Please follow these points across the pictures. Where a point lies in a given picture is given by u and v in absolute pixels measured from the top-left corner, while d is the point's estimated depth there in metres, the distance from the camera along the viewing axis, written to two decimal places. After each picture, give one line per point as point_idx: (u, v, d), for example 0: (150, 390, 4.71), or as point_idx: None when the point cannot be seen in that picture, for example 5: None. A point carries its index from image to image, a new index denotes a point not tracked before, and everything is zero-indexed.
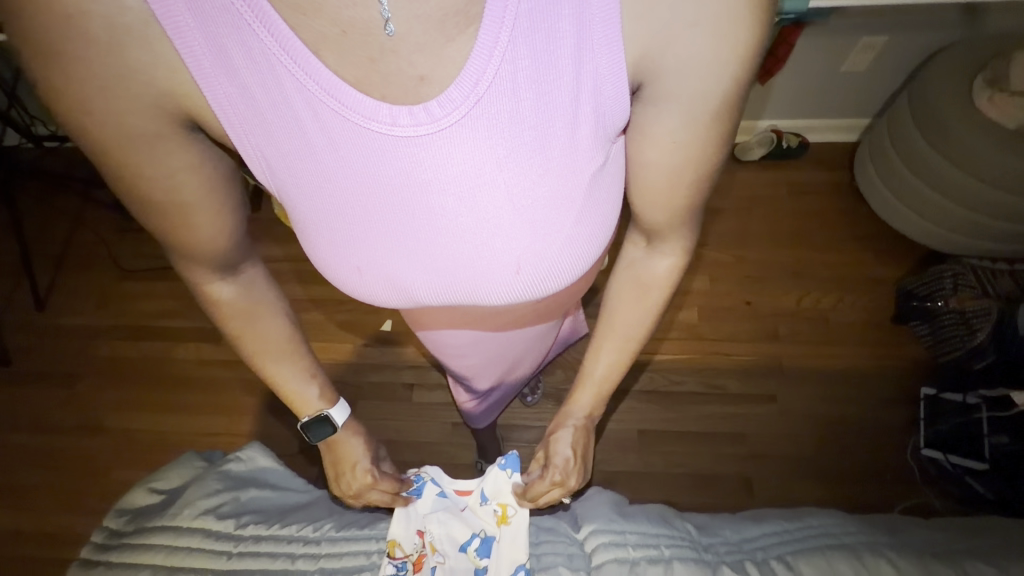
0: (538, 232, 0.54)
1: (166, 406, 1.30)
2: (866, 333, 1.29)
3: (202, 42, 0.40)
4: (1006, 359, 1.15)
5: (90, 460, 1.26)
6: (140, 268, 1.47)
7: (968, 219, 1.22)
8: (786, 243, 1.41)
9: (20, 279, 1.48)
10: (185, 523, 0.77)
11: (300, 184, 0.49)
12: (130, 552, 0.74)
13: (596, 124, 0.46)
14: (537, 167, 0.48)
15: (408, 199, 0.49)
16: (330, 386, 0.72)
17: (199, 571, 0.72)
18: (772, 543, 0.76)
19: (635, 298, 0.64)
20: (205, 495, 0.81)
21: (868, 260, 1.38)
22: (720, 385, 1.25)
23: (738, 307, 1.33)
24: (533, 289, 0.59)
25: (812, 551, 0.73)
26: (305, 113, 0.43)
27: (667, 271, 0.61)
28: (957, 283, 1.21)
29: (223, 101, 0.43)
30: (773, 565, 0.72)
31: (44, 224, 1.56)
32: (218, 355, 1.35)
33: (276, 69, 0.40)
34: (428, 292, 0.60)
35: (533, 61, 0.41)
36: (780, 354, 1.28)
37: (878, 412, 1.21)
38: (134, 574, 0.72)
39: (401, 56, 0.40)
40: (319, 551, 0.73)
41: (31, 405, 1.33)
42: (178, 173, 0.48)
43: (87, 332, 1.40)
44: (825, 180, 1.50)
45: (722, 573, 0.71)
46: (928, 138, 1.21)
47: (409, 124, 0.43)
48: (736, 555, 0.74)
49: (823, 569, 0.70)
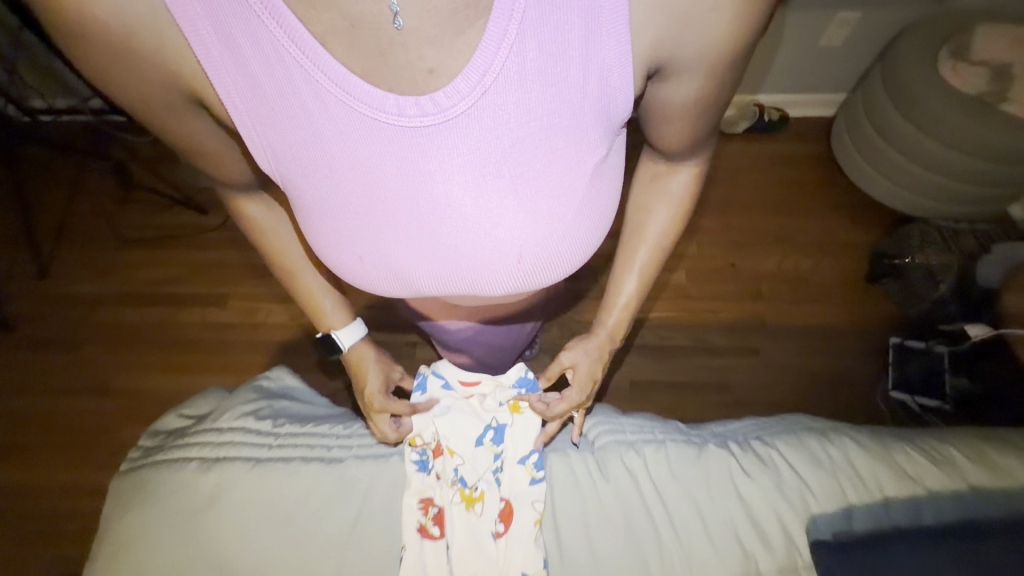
0: (540, 221, 0.56)
1: (175, 366, 1.34)
2: (842, 292, 1.38)
3: (212, 31, 0.43)
4: (964, 306, 1.26)
5: (104, 420, 1.30)
6: (143, 237, 1.50)
7: (936, 183, 1.31)
8: (768, 210, 1.49)
9: (21, 247, 1.50)
10: (226, 424, 0.87)
11: (304, 172, 0.52)
12: (175, 449, 0.84)
13: (600, 113, 0.49)
14: (542, 158, 0.51)
15: (415, 188, 0.51)
16: (347, 304, 0.77)
17: (244, 459, 0.83)
18: (752, 430, 0.91)
19: (657, 210, 0.67)
20: (241, 403, 0.91)
21: (845, 226, 1.46)
22: (707, 340, 1.33)
23: (724, 269, 1.41)
24: (533, 278, 0.62)
25: (786, 433, 0.89)
26: (313, 103, 0.46)
27: (682, 185, 0.65)
28: (925, 242, 1.31)
29: (229, 88, 0.47)
30: (753, 444, 0.86)
31: (46, 195, 1.58)
32: (225, 317, 1.39)
33: (286, 61, 0.44)
34: (428, 282, 0.61)
35: (540, 51, 0.43)
36: (763, 312, 1.36)
37: (852, 363, 1.31)
38: (182, 466, 0.82)
39: (411, 50, 0.43)
40: (352, 442, 0.86)
41: (39, 368, 1.36)
42: (201, 138, 0.56)
43: (92, 298, 1.43)
44: (805, 152, 1.58)
45: (706, 450, 0.85)
46: (900, 110, 1.29)
47: (416, 115, 0.46)
48: (721, 436, 0.88)
49: (795, 444, 0.86)
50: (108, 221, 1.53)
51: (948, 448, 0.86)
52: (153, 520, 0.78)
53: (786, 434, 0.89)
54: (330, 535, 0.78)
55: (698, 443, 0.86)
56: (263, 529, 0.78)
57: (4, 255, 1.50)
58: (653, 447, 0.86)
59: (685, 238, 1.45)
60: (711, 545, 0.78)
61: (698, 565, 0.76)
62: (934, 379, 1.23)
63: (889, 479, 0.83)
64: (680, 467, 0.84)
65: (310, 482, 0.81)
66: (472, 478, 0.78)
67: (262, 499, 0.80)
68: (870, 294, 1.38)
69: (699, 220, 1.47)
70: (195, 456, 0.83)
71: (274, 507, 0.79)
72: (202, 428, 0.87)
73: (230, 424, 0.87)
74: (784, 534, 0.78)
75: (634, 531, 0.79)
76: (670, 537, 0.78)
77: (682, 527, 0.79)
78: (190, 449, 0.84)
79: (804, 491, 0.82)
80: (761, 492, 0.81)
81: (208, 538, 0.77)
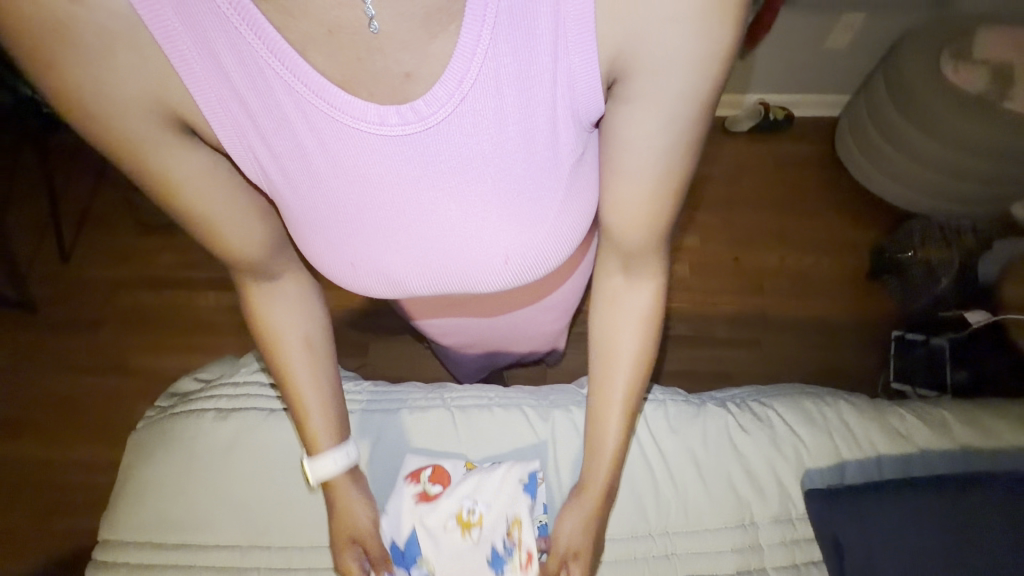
0: (524, 223, 0.59)
1: (194, 348, 1.44)
2: (843, 289, 1.41)
3: (192, 47, 0.46)
4: (964, 300, 1.29)
5: (124, 394, 1.40)
6: (158, 224, 1.57)
7: (937, 182, 1.34)
8: (770, 207, 1.51)
9: (46, 235, 1.60)
10: (241, 378, 0.96)
11: (291, 180, 0.55)
12: (194, 403, 0.94)
13: (571, 117, 0.50)
14: (521, 161, 0.53)
15: (401, 194, 0.55)
16: (338, 425, 0.78)
17: (259, 408, 0.92)
18: (749, 394, 1.02)
19: (625, 327, 0.69)
20: (256, 360, 1.00)
21: (846, 224, 1.49)
22: (709, 331, 1.36)
23: (726, 263, 1.43)
24: (523, 275, 0.66)
25: (782, 396, 1.00)
26: (295, 113, 0.49)
27: (647, 296, 0.66)
28: (926, 238, 1.33)
29: (211, 102, 0.49)
30: (750, 405, 0.97)
31: (70, 184, 1.67)
32: (241, 301, 1.46)
33: (265, 71, 0.46)
34: (418, 280, 0.66)
35: (512, 55, 0.45)
36: (765, 307, 1.39)
37: (854, 357, 1.34)
38: (201, 415, 0.92)
39: (388, 54, 0.45)
40: (363, 390, 0.99)
41: (65, 348, 1.45)
42: (190, 177, 0.55)
43: (111, 284, 1.52)
44: (808, 152, 1.61)
45: (705, 408, 0.96)
46: (902, 112, 1.32)
47: (396, 123, 0.49)
48: (718, 399, 0.99)
49: (788, 402, 0.98)
50: (127, 211, 1.62)
51: (936, 410, 0.98)
52: (176, 459, 0.89)
53: (784, 397, 0.99)
54: None
55: (697, 403, 0.97)
56: (275, 468, 0.87)
57: (31, 242, 1.60)
58: (654, 405, 0.96)
59: (687, 233, 1.47)
60: (708, 493, 0.88)
61: (692, 515, 0.87)
62: (933, 372, 1.23)
63: (877, 434, 0.94)
64: (681, 424, 0.94)
65: None
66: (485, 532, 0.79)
67: (275, 442, 0.89)
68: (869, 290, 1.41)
69: (698, 215, 1.50)
70: (213, 407, 0.93)
71: (286, 449, 0.88)
72: (219, 382, 0.96)
73: (247, 377, 0.96)
74: (778, 484, 0.90)
75: (640, 483, 0.89)
76: (671, 484, 0.89)
77: (683, 477, 0.89)
78: (209, 400, 0.94)
79: (797, 446, 0.93)
80: (757, 446, 0.92)
81: (230, 477, 0.87)
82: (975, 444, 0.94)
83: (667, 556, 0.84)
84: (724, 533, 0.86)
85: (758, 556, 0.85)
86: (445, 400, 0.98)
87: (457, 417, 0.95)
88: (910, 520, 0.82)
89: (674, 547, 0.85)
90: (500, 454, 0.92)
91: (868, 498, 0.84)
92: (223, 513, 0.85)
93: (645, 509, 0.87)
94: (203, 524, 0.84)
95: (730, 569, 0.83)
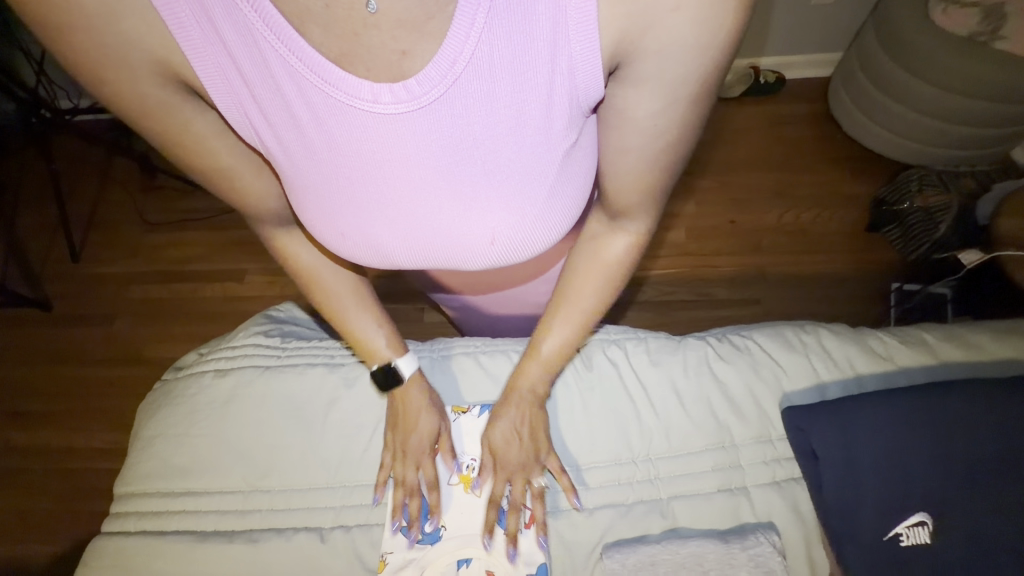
0: (514, 204, 0.57)
1: (189, 335, 1.62)
2: (842, 243, 1.54)
3: (190, 14, 0.44)
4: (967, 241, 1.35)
5: (131, 382, 1.57)
6: (163, 221, 1.81)
7: (938, 128, 1.43)
8: (768, 168, 1.67)
9: (56, 239, 1.80)
10: (240, 341, 0.99)
11: (288, 152, 0.54)
12: (195, 367, 0.97)
13: (569, 100, 0.48)
14: (513, 143, 0.51)
15: (391, 171, 0.54)
16: (399, 339, 0.86)
17: (257, 368, 0.95)
18: (731, 329, 1.03)
19: (596, 278, 0.71)
20: (255, 324, 1.03)
21: (845, 178, 1.63)
22: (709, 292, 1.50)
23: (723, 226, 1.59)
24: (508, 255, 0.64)
25: (766, 327, 1.00)
26: (289, 85, 0.47)
27: (623, 249, 0.68)
28: (924, 185, 1.44)
29: (207, 69, 0.48)
30: (731, 338, 0.98)
31: (98, 188, 1.90)
32: (242, 291, 1.66)
33: (260, 43, 0.44)
34: (405, 257, 0.64)
35: (507, 35, 0.43)
36: (763, 264, 1.53)
37: (856, 305, 1.46)
38: (201, 375, 0.95)
39: (382, 31, 0.43)
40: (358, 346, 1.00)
41: (85, 341, 1.63)
42: (207, 139, 0.56)
43: (120, 278, 1.72)
44: (804, 113, 1.77)
45: (686, 341, 0.97)
46: (895, 60, 1.41)
47: (390, 102, 0.47)
48: (700, 336, 0.99)
49: (769, 332, 0.98)
50: (136, 208, 1.85)
51: (920, 333, 0.97)
52: (179, 418, 0.91)
53: (766, 329, 0.99)
54: (342, 417, 0.90)
55: (678, 337, 0.98)
56: (273, 421, 0.90)
57: (44, 245, 1.80)
58: (635, 342, 0.96)
59: (686, 199, 1.64)
60: (691, 419, 0.89)
61: (676, 442, 0.88)
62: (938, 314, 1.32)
63: (858, 356, 0.94)
64: (662, 356, 0.95)
65: (317, 380, 0.93)
66: (470, 449, 0.85)
67: (275, 396, 0.92)
68: (871, 241, 1.54)
69: (699, 183, 1.66)
70: (213, 367, 0.96)
71: (286, 402, 0.91)
72: (219, 346, 1.00)
73: (244, 339, 0.99)
74: (757, 407, 0.90)
75: (624, 414, 0.90)
76: (653, 412, 0.90)
77: (665, 407, 0.90)
78: (210, 362, 0.97)
79: (777, 371, 0.93)
80: (736, 372, 0.93)
81: (228, 429, 0.90)
82: (963, 357, 0.93)
83: (651, 480, 0.85)
84: (708, 456, 0.87)
85: (739, 475, 0.86)
86: (433, 351, 0.98)
87: (442, 362, 0.96)
88: (886, 425, 0.83)
89: (658, 471, 0.86)
90: (490, 395, 0.93)
91: (843, 406, 0.84)
92: (226, 463, 0.87)
93: (628, 436, 0.88)
94: (203, 473, 0.87)
95: (713, 487, 0.85)
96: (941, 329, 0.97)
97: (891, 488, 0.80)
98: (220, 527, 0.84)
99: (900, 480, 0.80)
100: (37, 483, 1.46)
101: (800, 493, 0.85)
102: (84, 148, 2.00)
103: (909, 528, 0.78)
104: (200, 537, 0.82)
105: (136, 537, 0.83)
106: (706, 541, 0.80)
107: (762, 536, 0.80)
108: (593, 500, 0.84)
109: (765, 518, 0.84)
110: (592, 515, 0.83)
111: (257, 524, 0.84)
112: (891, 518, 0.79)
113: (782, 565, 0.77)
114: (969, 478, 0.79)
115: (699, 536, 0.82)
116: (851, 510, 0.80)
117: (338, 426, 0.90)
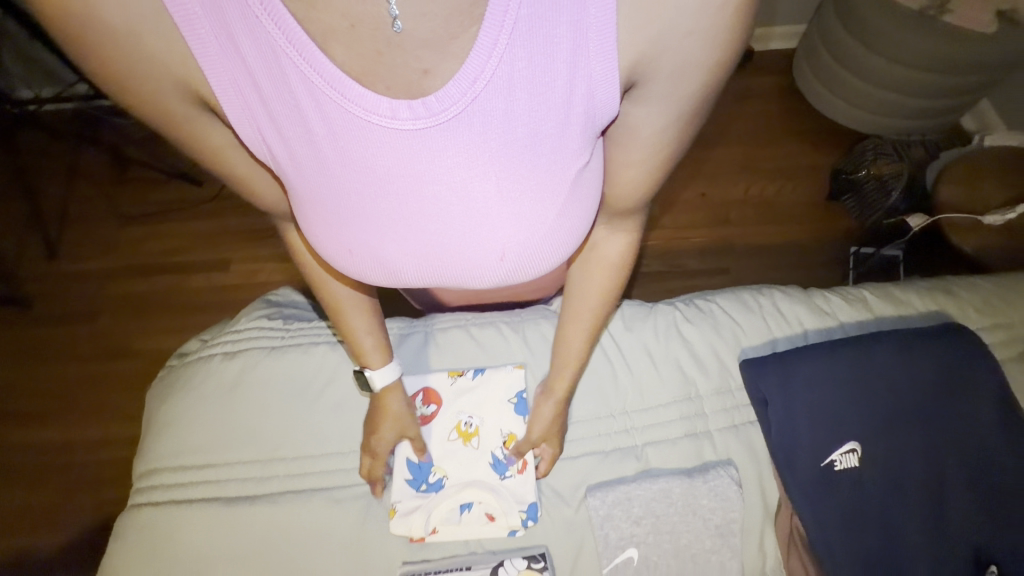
0: (524, 225, 0.60)
1: (178, 326, 1.63)
2: (805, 212, 1.62)
3: (209, 30, 0.46)
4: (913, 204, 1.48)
5: (119, 375, 1.59)
6: (139, 214, 1.79)
7: (894, 101, 1.51)
8: (735, 142, 1.73)
9: (30, 236, 1.78)
10: (242, 324, 1.02)
11: (299, 167, 0.56)
12: (201, 352, 1.00)
13: (586, 122, 0.53)
14: (528, 160, 0.55)
15: (405, 188, 0.56)
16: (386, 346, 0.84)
17: (262, 348, 0.99)
18: (696, 294, 1.10)
19: (602, 276, 0.75)
20: (255, 309, 1.06)
21: (808, 150, 1.71)
22: (681, 264, 1.57)
23: (695, 200, 1.65)
24: (517, 273, 0.66)
25: (728, 291, 1.08)
26: (307, 100, 0.50)
27: (621, 249, 0.72)
28: (878, 155, 1.54)
29: (223, 83, 0.50)
30: (696, 302, 1.05)
31: (66, 182, 1.86)
32: (228, 280, 1.67)
33: (283, 61, 0.47)
34: (415, 275, 0.66)
35: (528, 56, 0.47)
36: (731, 234, 1.60)
37: (817, 270, 1.55)
38: (209, 357, 0.99)
39: (407, 51, 0.46)
40: None
41: (70, 337, 1.63)
42: (223, 147, 0.58)
43: (99, 274, 1.71)
44: (770, 86, 1.83)
45: (657, 306, 1.04)
46: (853, 36, 1.46)
47: (408, 117, 0.50)
48: (669, 302, 1.06)
49: (730, 295, 1.06)
50: (109, 201, 1.83)
51: (860, 291, 1.06)
52: (192, 399, 0.95)
53: (727, 293, 1.07)
54: (347, 391, 0.95)
55: (650, 304, 1.05)
56: (283, 398, 0.95)
57: (18, 243, 1.77)
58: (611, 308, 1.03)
59: None
60: (661, 376, 0.97)
61: (648, 397, 0.95)
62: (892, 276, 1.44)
63: (806, 314, 1.03)
64: (635, 322, 1.02)
65: (320, 357, 0.98)
66: (467, 409, 0.93)
67: (283, 375, 0.96)
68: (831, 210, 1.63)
69: None
70: (219, 350, 1.00)
71: (292, 379, 0.96)
72: (223, 331, 1.03)
73: (248, 324, 1.02)
74: (719, 362, 0.98)
75: (601, 373, 0.97)
76: (628, 372, 0.97)
77: (638, 366, 0.98)
78: (216, 346, 1.00)
79: (736, 330, 1.01)
80: (700, 333, 1.01)
81: (240, 407, 0.94)
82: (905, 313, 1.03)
83: (627, 430, 0.93)
84: (676, 407, 0.95)
85: (703, 421, 0.94)
86: (426, 325, 1.03)
87: (433, 333, 1.01)
88: (830, 376, 0.91)
89: (633, 421, 0.94)
90: (481, 361, 1.00)
91: (789, 357, 0.93)
92: (241, 436, 0.92)
93: (605, 393, 0.95)
94: (221, 446, 0.92)
95: (680, 433, 0.93)
96: (875, 286, 1.07)
97: (827, 427, 0.89)
98: (242, 493, 0.89)
99: (833, 426, 0.89)
100: (37, 478, 1.48)
101: (754, 434, 0.95)
102: (46, 141, 1.94)
103: (843, 455, 0.89)
104: (225, 502, 0.87)
105: (160, 508, 0.88)
106: (675, 478, 0.89)
107: (722, 470, 0.90)
108: (573, 449, 0.92)
109: (725, 455, 0.93)
110: (574, 461, 0.91)
111: (277, 487, 0.89)
112: (825, 450, 0.89)
113: (737, 493, 0.89)
114: (893, 421, 0.90)
115: (670, 474, 0.90)
116: (792, 451, 0.89)
117: (343, 401, 0.95)
